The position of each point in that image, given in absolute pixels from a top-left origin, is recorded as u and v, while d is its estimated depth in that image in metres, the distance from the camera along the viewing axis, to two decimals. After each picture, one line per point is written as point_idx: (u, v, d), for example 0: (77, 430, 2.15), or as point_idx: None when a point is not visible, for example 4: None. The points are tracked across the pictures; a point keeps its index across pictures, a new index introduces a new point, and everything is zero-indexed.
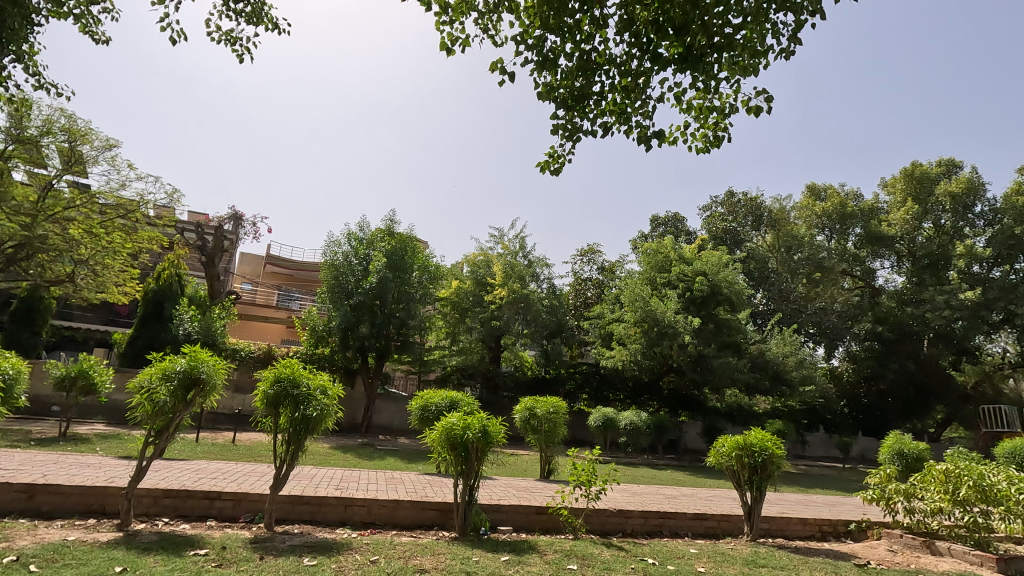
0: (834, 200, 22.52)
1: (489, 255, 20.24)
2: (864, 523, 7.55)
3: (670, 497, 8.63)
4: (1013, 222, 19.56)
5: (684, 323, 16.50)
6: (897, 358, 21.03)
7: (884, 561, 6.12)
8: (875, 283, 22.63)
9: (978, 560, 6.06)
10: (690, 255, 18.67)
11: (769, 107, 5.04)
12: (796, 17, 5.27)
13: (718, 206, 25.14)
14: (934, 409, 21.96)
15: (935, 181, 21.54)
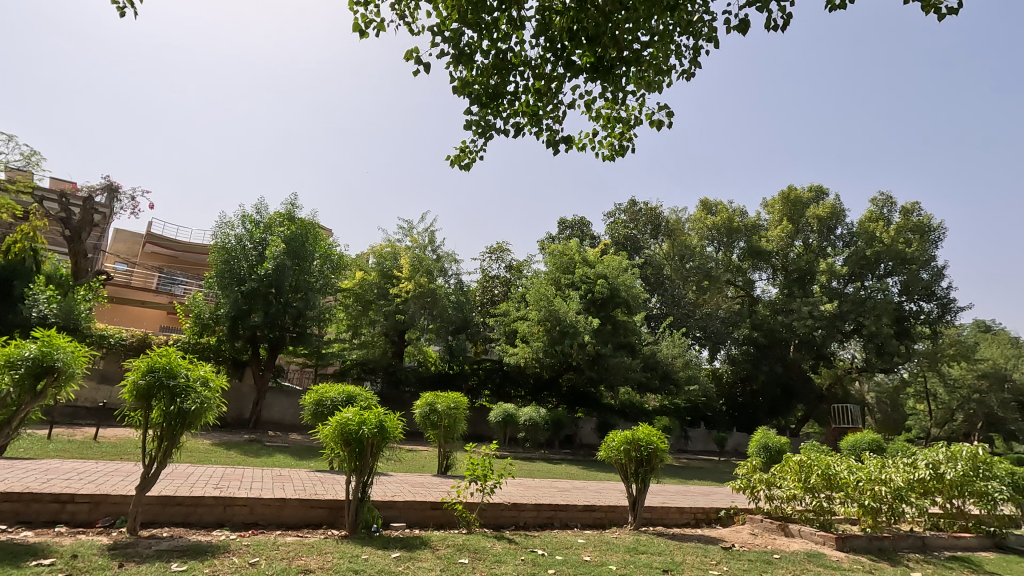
0: (722, 215, 24.53)
1: (396, 247, 19.83)
2: (732, 510, 8.31)
3: (562, 490, 8.95)
4: (865, 245, 22.39)
5: (585, 324, 17.20)
6: (768, 361, 23.34)
7: (747, 544, 6.78)
8: (753, 292, 24.91)
9: (822, 539, 6.89)
10: (593, 259, 19.47)
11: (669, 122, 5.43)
12: (696, 42, 5.70)
13: (621, 213, 26.45)
14: (796, 407, 24.62)
15: (806, 205, 24.16)
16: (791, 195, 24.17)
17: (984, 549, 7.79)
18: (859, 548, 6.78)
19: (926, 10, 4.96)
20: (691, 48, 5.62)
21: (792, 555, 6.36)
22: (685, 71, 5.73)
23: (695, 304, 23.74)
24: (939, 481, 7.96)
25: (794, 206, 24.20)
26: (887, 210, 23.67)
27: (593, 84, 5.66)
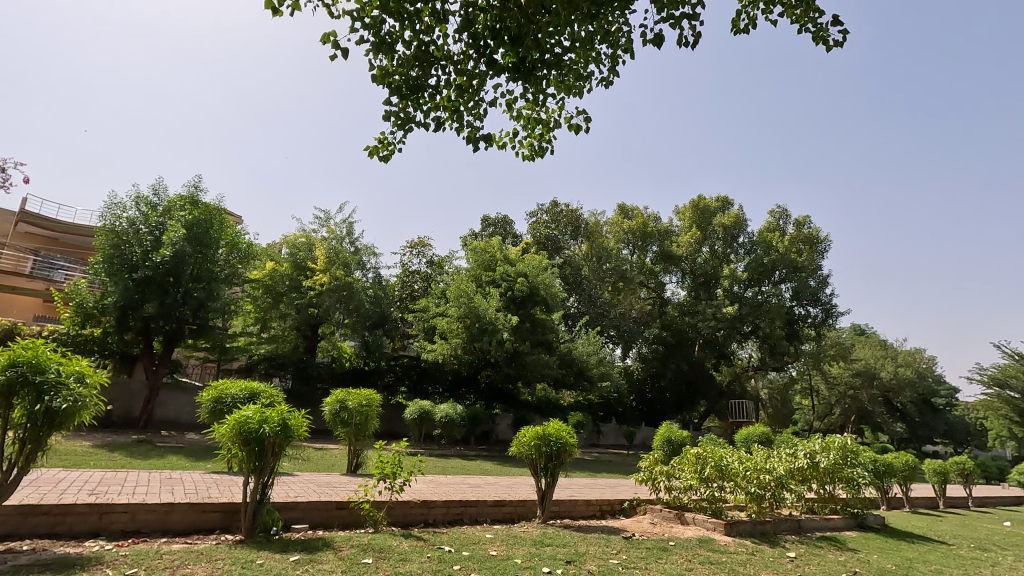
0: (638, 220, 25.66)
1: (311, 238, 19.03)
2: (634, 501, 8.72)
3: (474, 485, 9.00)
4: (763, 253, 24.26)
5: (503, 321, 17.35)
6: (675, 360, 24.74)
7: (646, 533, 7.14)
8: (664, 294, 26.25)
9: (713, 526, 7.40)
10: (514, 257, 19.70)
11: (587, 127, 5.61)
12: (614, 51, 5.93)
13: (544, 214, 26.94)
14: (698, 403, 26.29)
15: (714, 214, 25.79)
16: (700, 204, 25.68)
17: (850, 528, 8.71)
18: (745, 532, 7.35)
19: (818, 42, 5.49)
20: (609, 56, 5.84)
21: (686, 541, 6.79)
22: (604, 79, 5.91)
23: (611, 304, 24.70)
24: (814, 468, 8.78)
25: (703, 214, 25.75)
26: (783, 222, 25.79)
27: (514, 83, 5.70)
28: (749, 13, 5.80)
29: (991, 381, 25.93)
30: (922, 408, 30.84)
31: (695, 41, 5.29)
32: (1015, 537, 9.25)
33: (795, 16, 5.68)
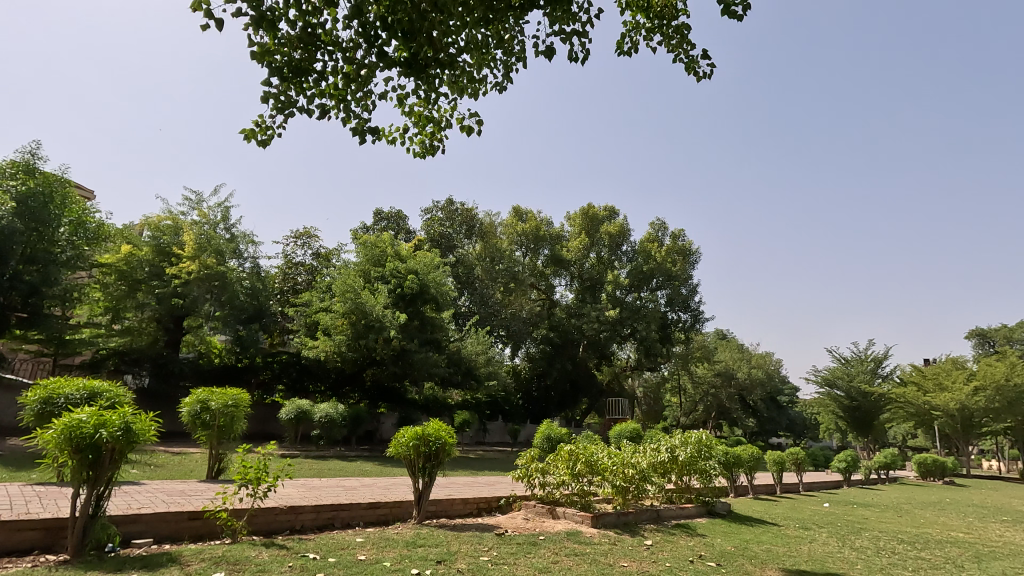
0: (531, 223, 26.37)
1: (178, 221, 17.29)
2: (510, 497, 8.94)
3: (348, 488, 8.70)
4: (643, 261, 26.01)
5: (391, 318, 16.92)
6: (560, 360, 25.73)
7: (518, 529, 7.35)
8: (553, 296, 27.12)
9: (581, 518, 7.80)
10: (405, 254, 19.35)
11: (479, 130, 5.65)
12: (507, 58, 6.06)
13: (439, 211, 26.71)
14: (580, 401, 27.58)
15: (601, 222, 27.16)
16: (590, 211, 26.91)
17: (701, 515, 9.61)
18: (609, 524, 7.84)
19: (689, 72, 6.04)
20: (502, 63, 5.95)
21: (554, 535, 7.09)
22: (496, 83, 6.01)
23: (501, 304, 25.19)
24: (673, 462, 9.59)
25: (591, 222, 27.03)
26: (661, 233, 27.87)
27: (406, 78, 5.57)
28: (632, 38, 6.22)
29: (823, 381, 30.00)
30: (770, 405, 34.86)
31: (584, 57, 5.57)
32: (830, 516, 10.78)
33: (671, 46, 6.19)
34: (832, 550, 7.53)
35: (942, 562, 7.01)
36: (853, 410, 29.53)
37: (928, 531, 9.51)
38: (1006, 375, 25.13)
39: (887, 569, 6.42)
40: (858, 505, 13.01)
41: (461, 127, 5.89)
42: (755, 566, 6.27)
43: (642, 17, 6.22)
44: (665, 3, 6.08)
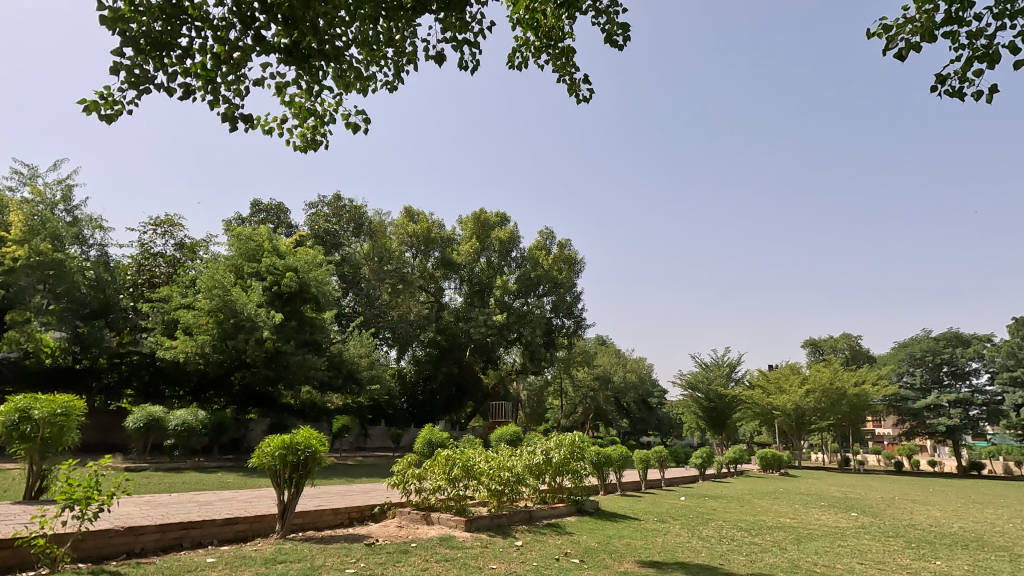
0: (422, 225, 26.11)
1: (3, 198, 14.87)
2: (384, 505, 8.71)
3: (202, 504, 7.98)
4: (531, 268, 26.69)
5: (265, 317, 15.70)
6: (446, 363, 25.62)
7: (390, 537, 7.17)
8: (442, 299, 26.86)
9: (455, 523, 7.81)
10: (284, 250, 18.19)
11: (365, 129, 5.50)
12: (398, 58, 5.97)
13: (324, 206, 25.51)
14: (466, 404, 27.71)
15: (492, 228, 27.55)
16: (481, 217, 27.18)
17: (571, 514, 10.05)
18: (482, 527, 7.94)
19: (571, 93, 6.38)
20: (393, 63, 5.84)
21: (426, 541, 7.03)
22: (386, 82, 5.86)
23: (388, 306, 24.66)
24: (547, 463, 9.96)
25: (482, 227, 27.33)
26: (549, 242, 28.88)
27: (287, 67, 5.20)
28: (522, 53, 6.44)
29: (686, 384, 32.89)
30: (642, 406, 37.47)
31: (475, 67, 5.63)
32: (685, 509, 11.80)
33: (557, 66, 6.48)
34: (683, 541, 8.24)
35: (770, 545, 7.97)
36: (710, 411, 32.73)
37: (763, 518, 10.77)
38: (830, 379, 29.28)
39: (725, 555, 7.17)
40: (709, 498, 14.38)
41: (346, 124, 5.69)
42: (615, 560, 6.69)
43: (532, 34, 6.45)
44: (553, 24, 6.35)
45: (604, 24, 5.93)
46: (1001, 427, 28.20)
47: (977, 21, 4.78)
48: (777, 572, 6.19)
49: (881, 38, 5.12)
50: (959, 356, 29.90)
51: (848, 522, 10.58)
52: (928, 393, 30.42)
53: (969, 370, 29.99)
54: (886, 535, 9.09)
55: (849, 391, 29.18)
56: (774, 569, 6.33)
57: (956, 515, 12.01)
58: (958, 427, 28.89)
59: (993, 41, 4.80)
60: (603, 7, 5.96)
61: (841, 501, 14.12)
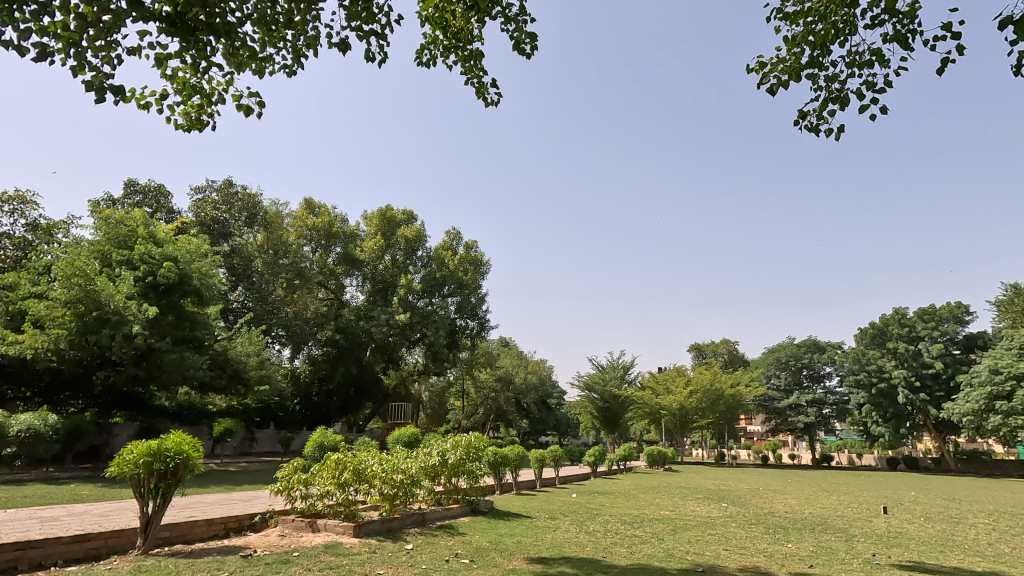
0: (323, 218, 25.01)
1: None
2: (266, 513, 8.19)
3: (47, 520, 7.01)
4: (436, 269, 26.16)
5: (136, 311, 14.19)
6: (344, 362, 24.34)
7: (269, 547, 6.71)
8: (342, 297, 25.78)
9: (343, 529, 7.46)
10: (162, 238, 16.54)
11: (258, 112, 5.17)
12: (299, 42, 5.67)
13: (213, 192, 23.64)
14: (364, 405, 26.84)
15: (399, 225, 26.85)
16: (387, 213, 26.39)
17: (465, 514, 10.06)
18: (372, 532, 7.69)
19: (479, 96, 6.45)
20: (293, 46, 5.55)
21: (311, 549, 6.65)
22: (284, 65, 5.55)
23: (282, 302, 23.35)
24: (443, 464, 9.90)
25: (388, 224, 26.56)
26: (455, 243, 28.79)
27: (168, 37, 4.74)
28: (431, 52, 6.41)
29: (583, 385, 34.26)
30: (541, 407, 38.40)
31: (382, 59, 5.50)
32: (575, 505, 12.26)
33: (466, 68, 6.51)
34: (571, 536, 8.55)
35: (649, 537, 8.49)
36: (605, 411, 34.29)
37: (645, 512, 11.47)
38: (710, 381, 31.90)
39: (608, 548, 7.54)
40: (598, 494, 15.05)
41: (238, 106, 5.31)
42: (504, 557, 6.81)
43: (440, 33, 6.41)
44: (461, 26, 6.36)
45: (512, 32, 6.06)
46: (846, 424, 32.25)
47: (833, 67, 5.51)
48: (653, 561, 6.61)
49: (757, 74, 5.79)
50: (816, 360, 33.77)
51: (718, 512, 11.55)
52: (791, 393, 34.04)
53: (824, 373, 33.95)
54: (749, 522, 10.04)
55: (726, 391, 31.96)
56: (650, 559, 6.76)
57: (807, 502, 13.52)
58: (813, 423, 32.67)
59: (845, 85, 5.55)
60: (513, 15, 6.08)
61: (714, 493, 15.38)
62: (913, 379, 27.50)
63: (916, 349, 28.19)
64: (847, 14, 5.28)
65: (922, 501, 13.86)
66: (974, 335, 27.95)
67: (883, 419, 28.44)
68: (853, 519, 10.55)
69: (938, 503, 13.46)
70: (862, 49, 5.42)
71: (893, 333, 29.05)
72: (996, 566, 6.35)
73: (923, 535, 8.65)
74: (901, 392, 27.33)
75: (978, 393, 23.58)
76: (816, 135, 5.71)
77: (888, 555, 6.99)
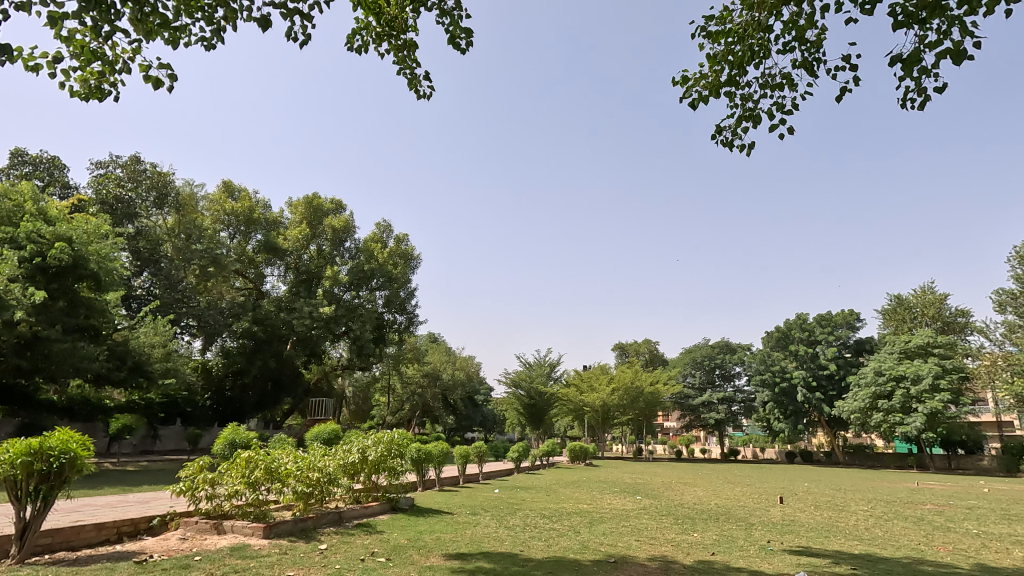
0: (244, 203, 23.71)
1: None
2: (167, 516, 7.65)
3: None
4: (364, 261, 25.04)
5: (20, 296, 12.73)
6: (261, 356, 23.07)
7: (168, 551, 6.23)
8: (262, 287, 24.57)
9: (251, 530, 7.09)
10: (55, 215, 15.00)
11: (169, 85, 4.76)
12: (220, 15, 5.30)
13: (118, 167, 21.67)
14: (282, 400, 25.67)
15: (326, 214, 25.73)
16: (314, 201, 25.20)
17: (384, 512, 9.88)
18: (284, 532, 7.37)
19: (411, 87, 6.31)
20: (214, 18, 5.17)
21: (214, 552, 6.26)
22: (202, 38, 5.14)
23: (195, 291, 21.93)
24: (363, 461, 9.66)
25: (315, 213, 25.36)
26: (385, 236, 28.15)
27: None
28: (363, 38, 6.22)
29: (510, 382, 34.54)
30: (468, 404, 38.32)
31: (306, 40, 5.24)
32: (496, 501, 12.37)
33: (398, 58, 6.36)
34: (490, 531, 8.63)
35: (565, 530, 8.72)
36: (531, 407, 34.75)
37: (564, 506, 11.75)
38: (631, 379, 33.23)
39: (526, 542, 7.67)
40: (520, 489, 15.26)
41: (146, 76, 4.85)
42: (421, 555, 6.75)
43: (374, 20, 6.22)
44: (396, 14, 6.19)
45: (447, 25, 5.97)
46: (751, 420, 34.63)
47: (749, 86, 5.88)
48: (568, 553, 6.79)
49: (681, 87, 6.06)
50: (728, 361, 36.01)
51: (633, 504, 12.04)
52: (704, 391, 36.08)
53: (734, 373, 36.24)
54: (661, 514, 10.55)
55: (645, 389, 33.41)
56: (566, 552, 6.94)
57: (714, 493, 14.39)
58: (723, 420, 34.82)
59: (758, 105, 5.94)
60: (448, 9, 6.00)
61: (630, 487, 16.01)
62: (811, 379, 29.99)
63: (814, 352, 30.69)
64: (762, 38, 5.64)
65: (813, 492, 15.08)
66: (863, 340, 30.79)
67: (784, 416, 30.78)
68: (753, 508, 11.35)
69: (826, 493, 14.74)
70: (775, 72, 5.82)
71: (795, 336, 31.42)
72: (870, 548, 7.06)
73: (811, 522, 9.45)
74: (800, 391, 29.73)
75: (865, 393, 26.03)
76: (731, 150, 6.08)
77: (780, 541, 7.57)
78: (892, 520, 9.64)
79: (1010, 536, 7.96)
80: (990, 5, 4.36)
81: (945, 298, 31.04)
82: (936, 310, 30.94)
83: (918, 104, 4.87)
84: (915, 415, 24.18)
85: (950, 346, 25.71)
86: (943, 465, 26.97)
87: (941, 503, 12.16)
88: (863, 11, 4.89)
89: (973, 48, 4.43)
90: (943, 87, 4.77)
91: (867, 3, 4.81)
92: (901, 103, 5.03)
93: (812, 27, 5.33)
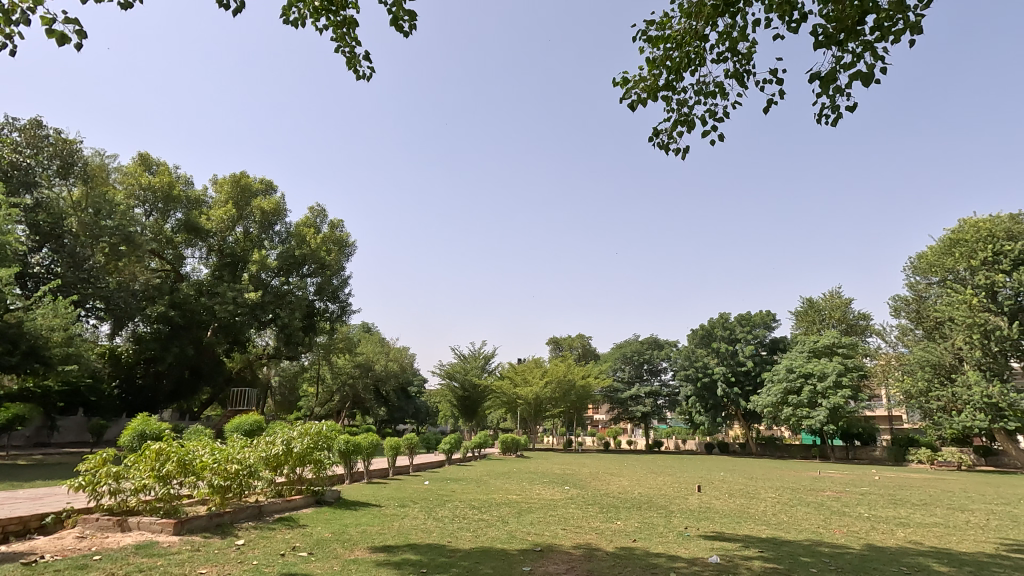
0: (163, 178, 22.15)
1: None
2: (62, 512, 6.99)
3: None
4: (295, 246, 23.91)
5: None
6: (177, 342, 21.74)
7: (62, 552, 5.69)
8: (180, 269, 23.10)
9: (160, 527, 6.62)
10: None
11: (77, 42, 4.30)
12: None
13: (15, 130, 19.44)
14: (200, 390, 24.26)
15: (254, 195, 24.38)
16: (241, 180, 23.77)
17: (308, 505, 9.56)
18: (197, 528, 6.95)
19: (350, 66, 6.05)
20: None
21: (117, 551, 5.80)
22: None
23: (104, 270, 19.92)
24: (286, 454, 9.19)
25: (242, 192, 23.95)
26: (319, 220, 27.17)
27: None
28: (301, 10, 5.90)
29: (444, 374, 34.18)
30: (401, 395, 37.77)
31: (238, 8, 4.91)
32: (426, 493, 12.26)
33: (338, 34, 6.08)
34: (416, 523, 8.54)
35: (493, 520, 8.79)
36: (463, 399, 34.66)
37: (493, 497, 11.83)
38: (564, 372, 33.99)
39: (454, 533, 7.65)
40: (450, 481, 15.18)
41: (50, 31, 4.34)
42: (346, 548, 6.58)
43: None
44: None
45: (390, 6, 5.75)
46: (675, 413, 36.25)
47: (684, 92, 6.08)
48: (496, 544, 6.82)
49: (621, 87, 6.18)
50: (655, 356, 37.53)
51: (560, 495, 12.31)
52: (632, 385, 37.48)
53: (660, 368, 37.87)
54: (586, 503, 10.87)
55: (577, 382, 34.26)
56: (493, 541, 7.01)
57: (638, 483, 14.95)
58: (649, 413, 36.20)
59: (691, 110, 6.16)
60: None
61: (558, 477, 16.33)
62: (730, 375, 31.74)
63: (733, 350, 32.42)
64: (698, 46, 5.85)
65: (728, 481, 15.97)
66: (777, 340, 32.90)
67: (704, 409, 32.64)
68: (673, 497, 11.88)
69: (739, 482, 15.65)
70: (709, 81, 6.05)
71: (717, 334, 33.08)
72: (776, 532, 7.58)
73: (725, 509, 10.04)
74: (719, 386, 31.54)
75: (777, 388, 27.95)
76: (666, 152, 6.26)
77: (695, 527, 8.00)
78: (796, 506, 10.41)
79: (894, 518, 8.82)
80: (898, 33, 4.74)
81: (849, 302, 33.84)
82: (841, 313, 33.68)
83: (832, 120, 5.25)
84: (819, 409, 26.10)
85: (851, 347, 28.09)
86: (842, 455, 29.40)
87: (838, 491, 13.24)
88: (790, 29, 5.18)
89: (881, 73, 4.81)
90: (854, 107, 5.16)
91: (794, 21, 5.10)
92: (817, 118, 5.39)
93: (744, 39, 5.58)
